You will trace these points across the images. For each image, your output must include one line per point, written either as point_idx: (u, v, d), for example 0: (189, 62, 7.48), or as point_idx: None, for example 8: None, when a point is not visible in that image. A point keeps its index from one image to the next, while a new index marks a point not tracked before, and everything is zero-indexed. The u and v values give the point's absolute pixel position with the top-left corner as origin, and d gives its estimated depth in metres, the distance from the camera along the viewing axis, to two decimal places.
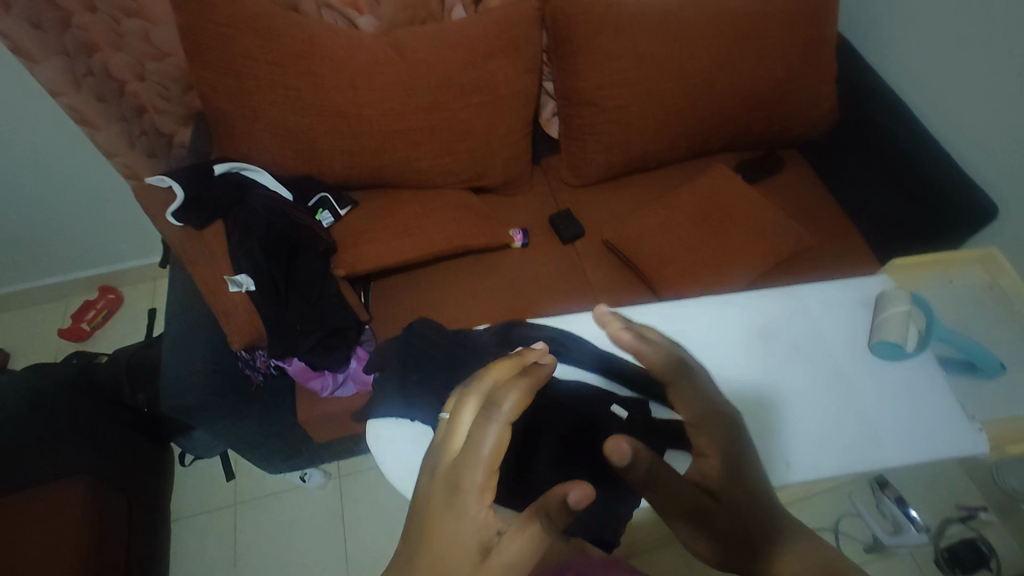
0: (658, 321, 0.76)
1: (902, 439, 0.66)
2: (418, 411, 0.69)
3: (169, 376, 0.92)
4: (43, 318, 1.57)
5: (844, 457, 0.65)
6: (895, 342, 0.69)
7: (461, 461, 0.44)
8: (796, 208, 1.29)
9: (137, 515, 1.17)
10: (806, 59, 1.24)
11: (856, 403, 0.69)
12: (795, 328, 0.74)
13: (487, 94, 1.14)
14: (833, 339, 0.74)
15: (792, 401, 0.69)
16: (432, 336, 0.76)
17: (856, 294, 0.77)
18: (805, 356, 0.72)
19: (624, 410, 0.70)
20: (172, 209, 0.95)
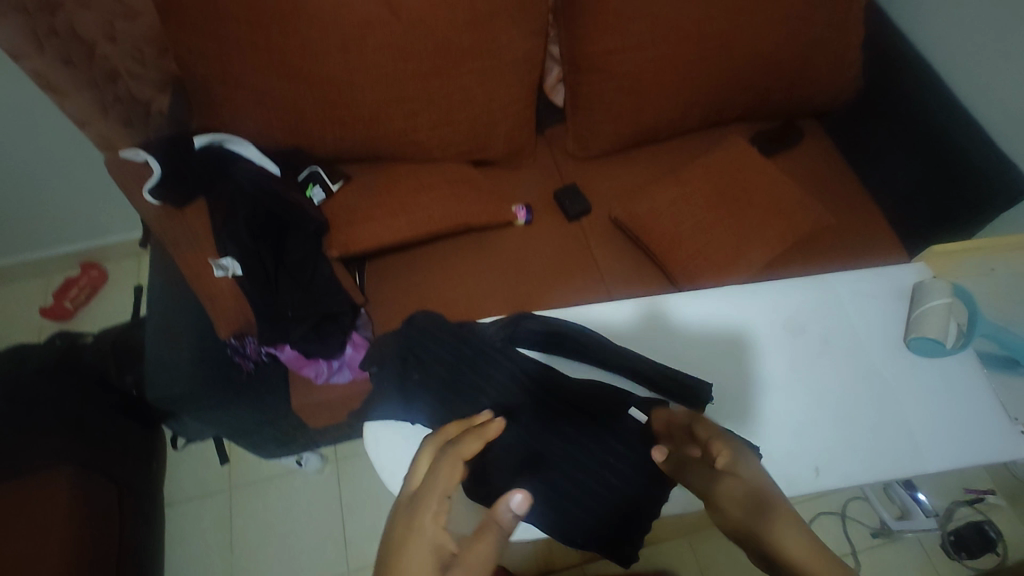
0: (682, 313, 0.71)
1: (940, 442, 0.63)
2: (418, 414, 0.66)
3: (156, 365, 0.88)
4: (24, 295, 1.50)
5: (874, 462, 0.63)
6: (935, 338, 0.65)
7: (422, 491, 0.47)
8: (814, 184, 1.23)
9: (129, 502, 1.12)
10: (833, 23, 1.15)
11: (884, 401, 0.66)
12: (827, 322, 0.70)
13: (489, 59, 1.05)
14: (866, 333, 0.70)
15: (824, 401, 0.66)
16: (435, 326, 0.67)
17: (891, 285, 0.73)
18: (837, 352, 0.68)
19: (642, 414, 0.65)
20: (149, 186, 0.88)
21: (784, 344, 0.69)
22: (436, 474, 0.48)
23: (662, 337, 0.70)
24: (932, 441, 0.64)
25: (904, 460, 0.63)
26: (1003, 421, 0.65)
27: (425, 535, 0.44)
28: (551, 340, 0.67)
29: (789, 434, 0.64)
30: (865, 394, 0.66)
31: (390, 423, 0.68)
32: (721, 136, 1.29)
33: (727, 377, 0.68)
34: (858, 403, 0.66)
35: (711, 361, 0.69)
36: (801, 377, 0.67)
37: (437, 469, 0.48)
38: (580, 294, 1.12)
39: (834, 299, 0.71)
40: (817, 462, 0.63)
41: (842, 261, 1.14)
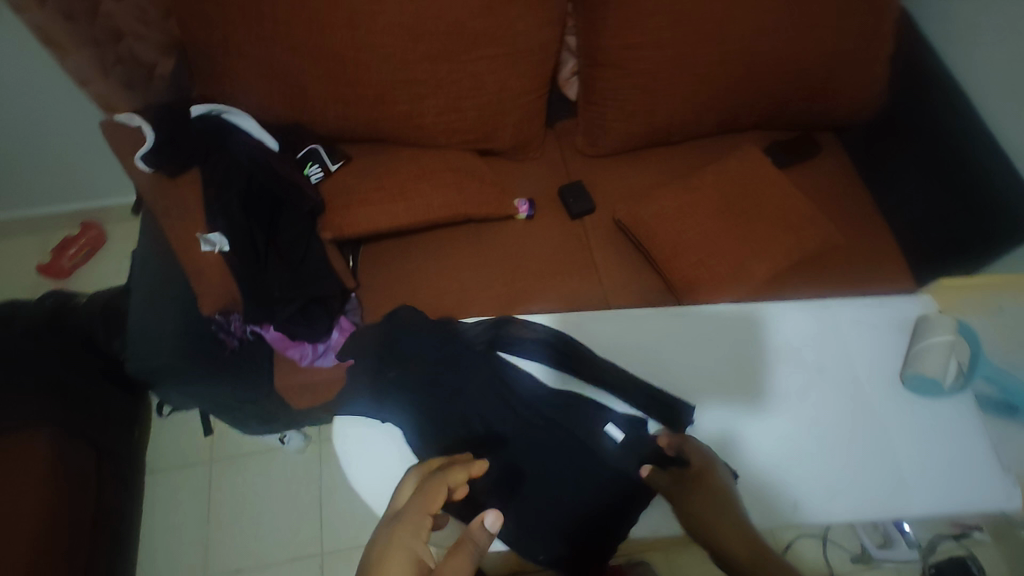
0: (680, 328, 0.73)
1: (926, 483, 0.65)
2: (390, 413, 0.66)
3: (139, 334, 0.88)
4: (22, 251, 1.50)
5: (857, 497, 0.64)
6: (933, 376, 0.65)
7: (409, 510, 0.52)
8: (827, 201, 1.19)
9: (107, 469, 1.13)
10: (864, 35, 1.10)
11: (869, 437, 0.67)
12: (823, 350, 0.71)
13: (503, 47, 1.01)
14: (863, 364, 0.71)
15: (814, 431, 0.67)
16: (415, 326, 0.71)
17: (894, 317, 0.73)
18: (831, 382, 0.70)
19: (619, 431, 0.66)
20: (142, 153, 0.85)
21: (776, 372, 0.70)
22: (423, 497, 0.53)
23: (653, 356, 0.72)
24: (914, 481, 0.65)
25: (889, 499, 0.64)
26: (994, 467, 0.65)
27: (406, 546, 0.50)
28: (545, 351, 0.68)
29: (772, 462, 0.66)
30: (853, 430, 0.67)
31: (362, 419, 0.67)
32: (735, 143, 1.26)
33: (710, 402, 0.69)
34: (843, 437, 0.67)
35: (706, 379, 0.70)
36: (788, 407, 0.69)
37: (424, 492, 0.54)
38: (575, 295, 1.10)
39: (831, 329, 0.72)
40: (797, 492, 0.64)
41: (849, 284, 1.10)
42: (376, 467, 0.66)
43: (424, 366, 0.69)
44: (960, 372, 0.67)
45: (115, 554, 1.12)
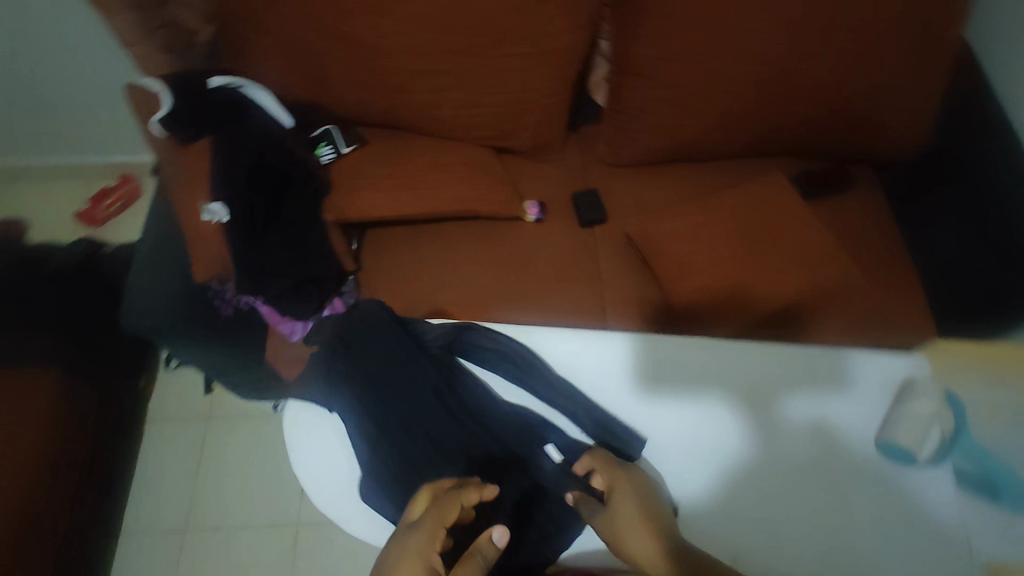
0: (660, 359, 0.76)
1: (882, 552, 0.67)
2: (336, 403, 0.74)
3: (138, 294, 0.92)
4: (62, 195, 1.58)
5: (810, 554, 0.68)
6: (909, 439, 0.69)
7: (425, 522, 0.62)
8: (857, 239, 1.12)
9: (110, 415, 1.19)
10: (917, 68, 1.03)
11: (852, 513, 0.69)
12: (801, 401, 0.73)
13: (529, 47, 0.99)
14: (841, 422, 0.72)
15: (778, 482, 0.70)
16: (374, 319, 0.78)
17: (882, 377, 0.73)
18: (802, 437, 0.72)
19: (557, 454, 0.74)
20: (157, 116, 0.90)
21: (789, 428, 0.72)
22: (438, 513, 0.63)
23: (672, 390, 0.74)
24: (869, 560, 0.67)
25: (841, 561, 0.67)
26: (960, 546, 0.67)
27: (420, 553, 0.60)
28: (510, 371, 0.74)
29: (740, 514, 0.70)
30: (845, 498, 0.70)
31: (314, 406, 0.76)
32: (765, 168, 1.21)
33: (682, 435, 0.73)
34: (827, 507, 0.69)
35: (683, 413, 0.74)
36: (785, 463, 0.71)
37: (439, 507, 0.63)
38: (575, 305, 1.06)
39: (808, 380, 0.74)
40: (753, 546, 0.68)
41: (867, 330, 1.03)
42: (315, 452, 0.74)
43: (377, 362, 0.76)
44: (940, 443, 0.70)
45: (106, 494, 1.18)
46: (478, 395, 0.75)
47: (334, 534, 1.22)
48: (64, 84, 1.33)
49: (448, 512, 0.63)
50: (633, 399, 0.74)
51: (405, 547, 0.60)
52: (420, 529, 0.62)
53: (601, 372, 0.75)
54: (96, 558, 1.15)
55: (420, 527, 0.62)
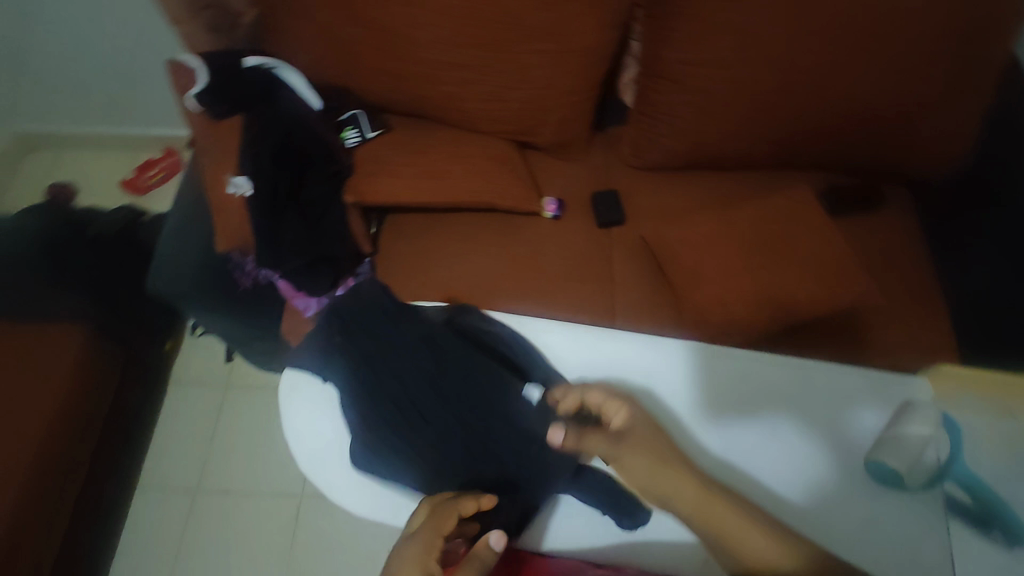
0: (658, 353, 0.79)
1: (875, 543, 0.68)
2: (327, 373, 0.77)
3: (163, 261, 0.97)
4: (111, 163, 1.66)
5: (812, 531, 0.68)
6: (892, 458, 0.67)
7: (422, 534, 0.63)
8: (883, 259, 1.09)
9: (133, 372, 1.27)
10: (955, 86, 0.99)
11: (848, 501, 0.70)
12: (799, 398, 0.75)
13: (554, 44, 1.00)
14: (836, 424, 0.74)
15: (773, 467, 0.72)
16: (375, 295, 0.83)
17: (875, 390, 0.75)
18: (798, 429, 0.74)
19: (535, 393, 0.77)
20: (194, 92, 0.95)
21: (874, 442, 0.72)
22: (435, 522, 0.64)
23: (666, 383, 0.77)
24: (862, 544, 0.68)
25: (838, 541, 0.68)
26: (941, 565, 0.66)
27: (420, 564, 0.61)
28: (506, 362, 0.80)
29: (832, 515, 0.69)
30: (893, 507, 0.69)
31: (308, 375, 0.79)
32: (790, 180, 1.18)
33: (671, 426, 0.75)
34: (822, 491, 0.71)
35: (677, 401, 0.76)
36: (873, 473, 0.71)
37: (437, 518, 0.64)
38: (583, 304, 1.06)
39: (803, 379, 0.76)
40: (841, 547, 0.67)
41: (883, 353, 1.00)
42: (308, 422, 0.77)
43: (373, 336, 0.80)
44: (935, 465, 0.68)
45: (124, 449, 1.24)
46: (484, 379, 0.79)
47: (333, 510, 1.25)
48: (118, 58, 1.41)
49: (446, 522, 0.64)
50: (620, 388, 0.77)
51: (406, 560, 0.62)
52: (418, 541, 0.63)
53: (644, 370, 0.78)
54: (111, 507, 1.22)
55: (418, 540, 0.63)
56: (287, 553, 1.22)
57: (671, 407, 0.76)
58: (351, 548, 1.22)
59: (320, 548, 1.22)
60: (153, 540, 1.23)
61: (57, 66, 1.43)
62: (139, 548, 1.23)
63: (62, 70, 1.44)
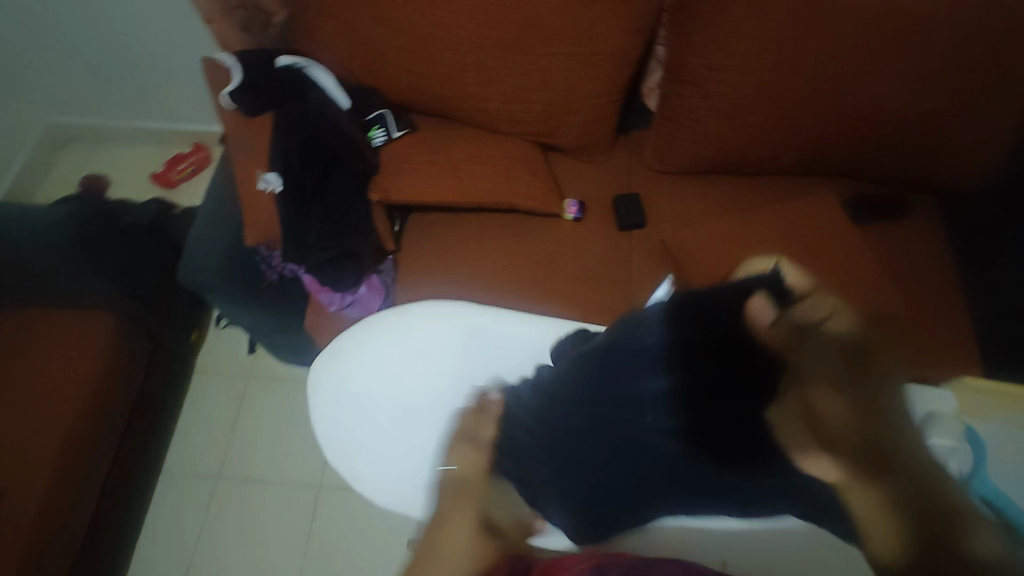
0: None
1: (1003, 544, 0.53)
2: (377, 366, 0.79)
3: (193, 251, 0.99)
4: (144, 157, 1.71)
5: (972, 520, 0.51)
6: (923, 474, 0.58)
7: (448, 481, 0.69)
8: (908, 268, 1.07)
9: (160, 359, 1.29)
10: (986, 95, 0.98)
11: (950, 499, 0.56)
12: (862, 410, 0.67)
13: (579, 47, 1.01)
14: None
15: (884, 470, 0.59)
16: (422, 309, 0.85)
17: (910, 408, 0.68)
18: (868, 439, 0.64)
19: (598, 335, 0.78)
20: (229, 90, 0.99)
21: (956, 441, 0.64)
22: (453, 468, 0.70)
23: None
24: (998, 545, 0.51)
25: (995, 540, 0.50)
26: None
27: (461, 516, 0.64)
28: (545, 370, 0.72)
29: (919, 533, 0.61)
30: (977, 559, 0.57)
31: (332, 360, 0.80)
32: (814, 187, 1.17)
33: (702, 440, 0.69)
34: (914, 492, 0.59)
35: None
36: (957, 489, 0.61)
37: (455, 461, 0.70)
38: (603, 306, 1.06)
39: None
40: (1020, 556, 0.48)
41: None
42: (333, 408, 0.78)
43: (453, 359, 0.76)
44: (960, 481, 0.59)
45: (150, 435, 1.27)
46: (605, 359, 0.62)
47: (350, 502, 1.27)
48: (153, 54, 1.45)
49: (459, 460, 0.70)
50: None
51: (446, 509, 0.66)
52: (449, 490, 0.68)
53: None
54: (139, 492, 1.25)
55: (452, 477, 0.69)
56: (304, 542, 1.24)
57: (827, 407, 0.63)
58: (366, 541, 1.24)
59: (335, 539, 1.24)
60: (177, 525, 1.26)
61: (96, 62, 1.48)
62: (164, 533, 1.26)
63: (100, 65, 1.49)
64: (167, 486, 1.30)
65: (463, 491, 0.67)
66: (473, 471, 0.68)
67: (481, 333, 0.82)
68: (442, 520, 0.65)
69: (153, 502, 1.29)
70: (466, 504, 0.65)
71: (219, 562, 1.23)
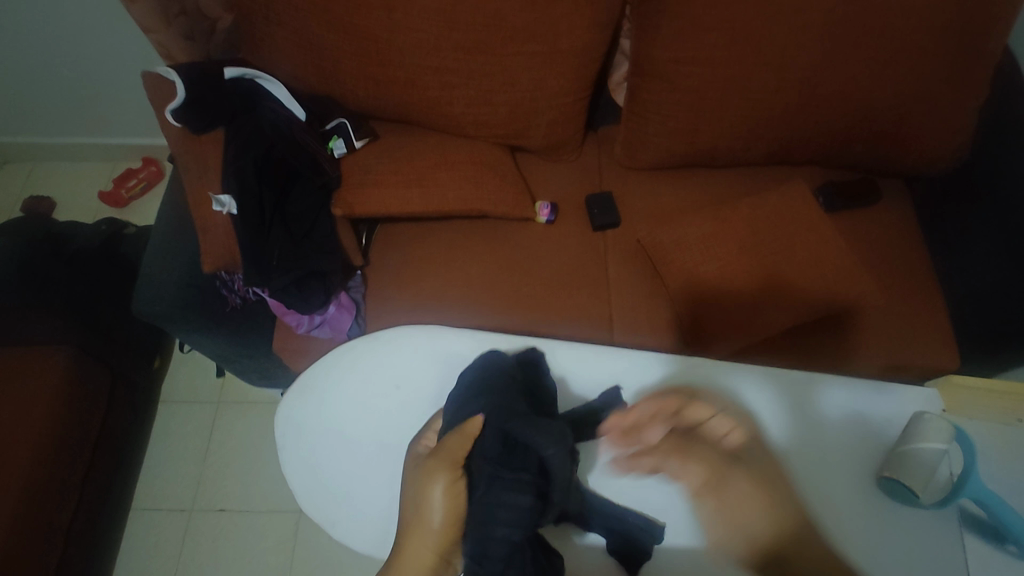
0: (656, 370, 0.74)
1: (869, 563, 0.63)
2: (341, 411, 0.75)
3: (146, 280, 0.93)
4: (90, 176, 1.62)
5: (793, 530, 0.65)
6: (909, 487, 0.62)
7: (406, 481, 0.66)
8: (877, 254, 1.08)
9: (120, 393, 1.22)
10: (950, 79, 0.98)
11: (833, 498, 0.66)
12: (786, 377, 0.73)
13: (542, 46, 0.98)
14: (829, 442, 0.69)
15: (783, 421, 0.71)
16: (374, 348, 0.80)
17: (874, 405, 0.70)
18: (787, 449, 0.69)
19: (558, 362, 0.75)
20: (172, 107, 0.92)
21: (829, 420, 0.70)
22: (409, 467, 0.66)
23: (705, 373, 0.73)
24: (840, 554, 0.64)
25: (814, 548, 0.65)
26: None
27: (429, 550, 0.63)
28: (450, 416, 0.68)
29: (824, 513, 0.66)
30: (888, 529, 0.65)
31: (299, 392, 0.77)
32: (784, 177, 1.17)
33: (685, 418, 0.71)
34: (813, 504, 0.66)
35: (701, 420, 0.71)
36: (834, 467, 0.68)
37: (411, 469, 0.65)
38: (579, 310, 1.04)
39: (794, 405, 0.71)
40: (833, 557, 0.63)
41: (884, 350, 1.00)
42: (302, 448, 0.74)
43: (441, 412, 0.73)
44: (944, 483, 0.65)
45: (117, 471, 1.21)
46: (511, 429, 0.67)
47: None
48: (91, 68, 1.36)
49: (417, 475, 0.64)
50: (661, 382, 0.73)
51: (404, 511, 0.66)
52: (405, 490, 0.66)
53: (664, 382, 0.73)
54: (107, 533, 1.19)
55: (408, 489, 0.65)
56: (287, 570, 1.20)
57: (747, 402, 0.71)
58: (352, 563, 1.20)
59: (320, 565, 1.20)
60: (150, 565, 1.21)
61: (27, 78, 1.38)
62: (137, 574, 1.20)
63: (33, 83, 1.39)
64: (138, 523, 1.25)
65: (424, 500, 0.62)
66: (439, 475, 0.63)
67: (458, 362, 0.76)
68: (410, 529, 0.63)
69: (123, 542, 1.23)
70: (434, 514, 0.62)
71: None
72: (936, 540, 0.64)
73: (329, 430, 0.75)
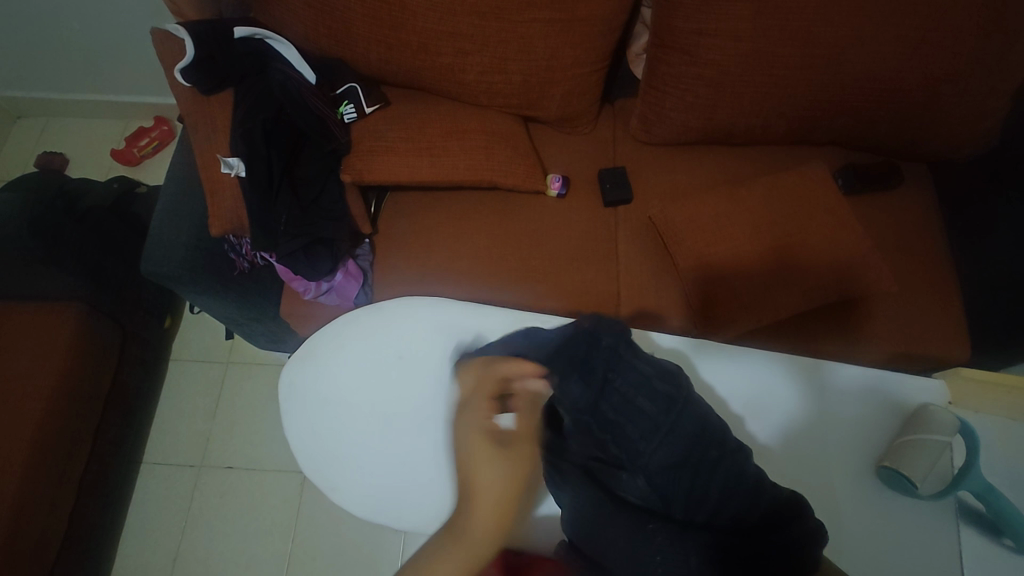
0: (684, 348, 0.73)
1: (869, 543, 0.63)
2: (341, 381, 0.76)
3: (154, 242, 0.92)
4: (100, 135, 1.62)
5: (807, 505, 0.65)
6: (909, 478, 0.62)
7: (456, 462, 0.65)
8: (894, 239, 1.05)
9: (132, 350, 1.26)
10: (986, 60, 0.93)
11: (842, 479, 0.66)
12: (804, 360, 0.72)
13: (560, 12, 0.95)
14: (843, 424, 0.69)
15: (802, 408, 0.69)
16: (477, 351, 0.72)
17: (884, 392, 0.70)
18: (804, 433, 0.68)
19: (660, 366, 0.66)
20: (181, 66, 0.91)
21: (845, 402, 0.70)
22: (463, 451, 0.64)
23: (729, 353, 0.72)
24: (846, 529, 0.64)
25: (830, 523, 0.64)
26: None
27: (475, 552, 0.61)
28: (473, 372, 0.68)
29: (835, 502, 0.65)
30: (889, 515, 0.65)
31: (301, 360, 0.78)
32: (802, 158, 1.14)
33: (711, 397, 0.70)
34: (823, 483, 0.66)
35: (725, 398, 0.70)
36: (843, 456, 0.67)
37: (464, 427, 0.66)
38: (588, 285, 1.03)
39: (815, 389, 0.70)
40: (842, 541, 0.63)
41: (895, 340, 0.99)
42: (303, 413, 0.75)
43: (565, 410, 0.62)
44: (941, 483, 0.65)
45: (128, 425, 1.25)
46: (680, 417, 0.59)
47: None
48: (101, 23, 1.34)
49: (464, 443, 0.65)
50: (689, 360, 0.72)
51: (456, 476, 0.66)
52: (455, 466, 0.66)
53: (685, 360, 0.72)
54: (119, 486, 1.23)
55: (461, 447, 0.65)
56: (292, 529, 1.23)
57: (770, 389, 0.70)
58: (353, 526, 1.23)
59: (321, 526, 1.23)
60: (161, 515, 1.25)
61: (39, 32, 1.37)
62: (148, 523, 1.24)
63: (43, 36, 1.38)
64: (150, 477, 1.28)
65: (465, 463, 0.64)
66: (485, 476, 0.63)
67: (462, 334, 0.77)
68: (459, 513, 0.63)
69: (136, 494, 1.27)
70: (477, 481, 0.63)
71: (207, 547, 1.22)
72: (934, 530, 0.64)
73: (328, 399, 0.75)
